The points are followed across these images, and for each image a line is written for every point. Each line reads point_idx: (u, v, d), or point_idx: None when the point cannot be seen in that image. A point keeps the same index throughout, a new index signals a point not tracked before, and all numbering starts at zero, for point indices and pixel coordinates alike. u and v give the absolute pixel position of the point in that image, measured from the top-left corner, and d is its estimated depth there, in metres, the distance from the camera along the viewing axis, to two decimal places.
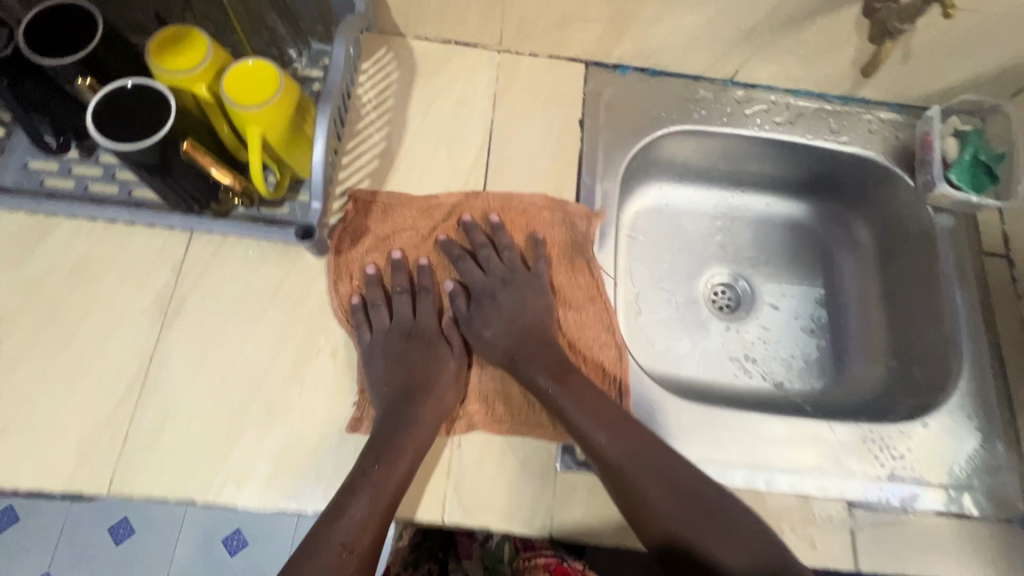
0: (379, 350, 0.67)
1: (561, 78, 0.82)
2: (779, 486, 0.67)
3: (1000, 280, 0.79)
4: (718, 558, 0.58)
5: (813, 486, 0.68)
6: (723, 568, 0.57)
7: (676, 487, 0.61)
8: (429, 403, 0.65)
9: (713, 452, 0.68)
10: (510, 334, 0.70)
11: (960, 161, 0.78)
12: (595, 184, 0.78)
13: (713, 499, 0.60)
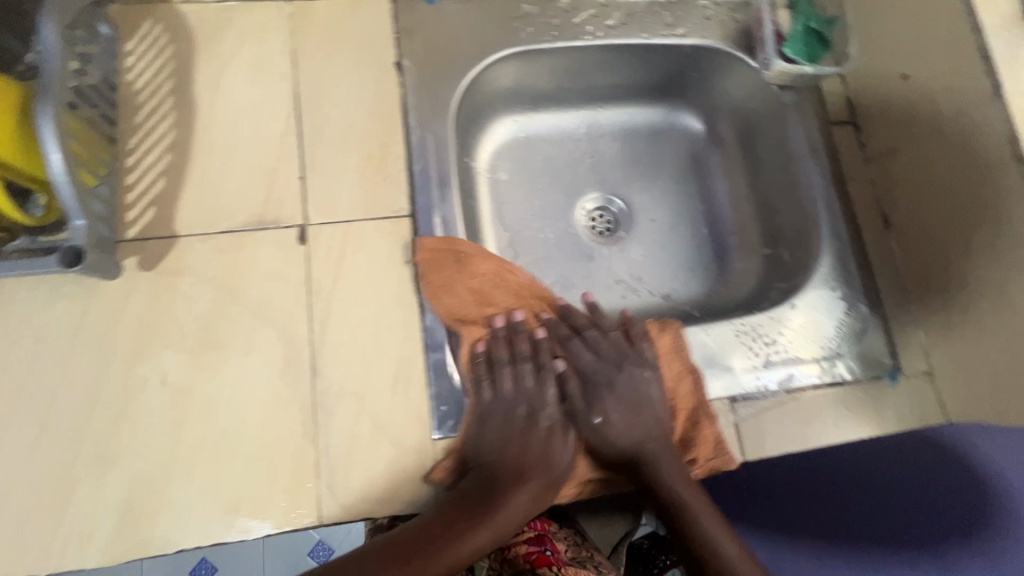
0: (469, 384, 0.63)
1: (367, 17, 0.73)
2: None
3: (848, 147, 0.79)
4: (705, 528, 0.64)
5: (703, 388, 0.68)
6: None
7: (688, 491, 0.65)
8: (538, 481, 0.63)
9: None
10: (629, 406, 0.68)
11: (794, 33, 0.75)
12: (424, 132, 0.71)
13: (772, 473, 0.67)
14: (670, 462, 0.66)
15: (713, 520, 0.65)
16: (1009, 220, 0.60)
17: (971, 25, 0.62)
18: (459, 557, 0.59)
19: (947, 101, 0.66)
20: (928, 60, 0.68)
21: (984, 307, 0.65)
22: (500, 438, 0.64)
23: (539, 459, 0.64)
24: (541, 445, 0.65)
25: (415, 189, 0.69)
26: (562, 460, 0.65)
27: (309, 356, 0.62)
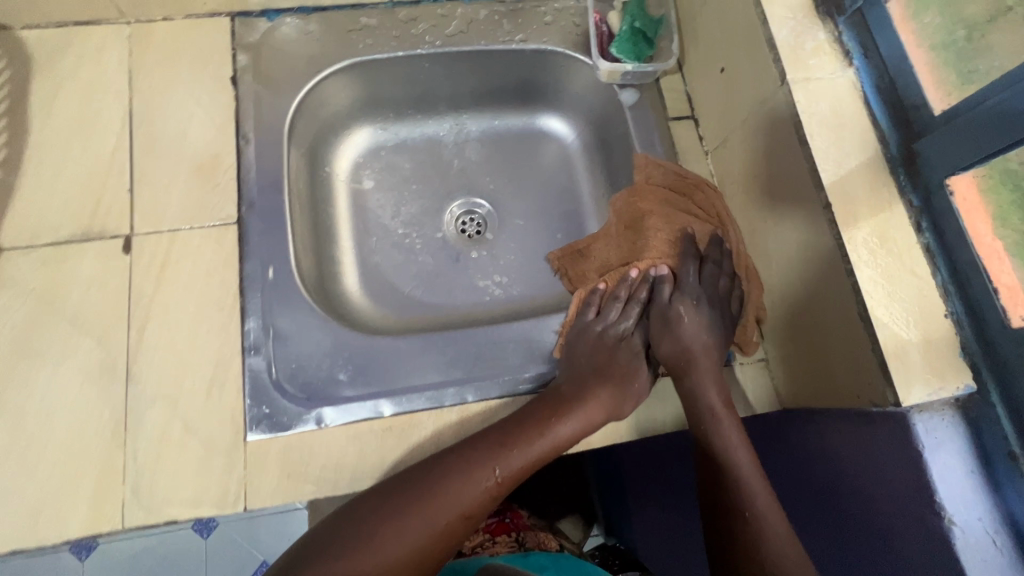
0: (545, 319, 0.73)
1: (206, 36, 0.76)
2: (485, 394, 0.67)
3: (688, 140, 0.81)
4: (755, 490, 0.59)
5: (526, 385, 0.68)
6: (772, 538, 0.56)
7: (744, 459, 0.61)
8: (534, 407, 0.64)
9: (412, 379, 0.67)
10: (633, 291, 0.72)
11: (620, 32, 0.77)
12: (256, 142, 0.73)
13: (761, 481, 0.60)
14: (703, 375, 0.66)
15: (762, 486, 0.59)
16: (805, 200, 0.62)
17: (760, 17, 0.65)
18: (469, 498, 0.57)
19: (754, 90, 0.68)
20: (736, 52, 0.70)
21: (796, 287, 0.66)
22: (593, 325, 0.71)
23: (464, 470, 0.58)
24: (629, 359, 0.70)
25: (243, 196, 0.71)
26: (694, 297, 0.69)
27: (124, 360, 0.63)
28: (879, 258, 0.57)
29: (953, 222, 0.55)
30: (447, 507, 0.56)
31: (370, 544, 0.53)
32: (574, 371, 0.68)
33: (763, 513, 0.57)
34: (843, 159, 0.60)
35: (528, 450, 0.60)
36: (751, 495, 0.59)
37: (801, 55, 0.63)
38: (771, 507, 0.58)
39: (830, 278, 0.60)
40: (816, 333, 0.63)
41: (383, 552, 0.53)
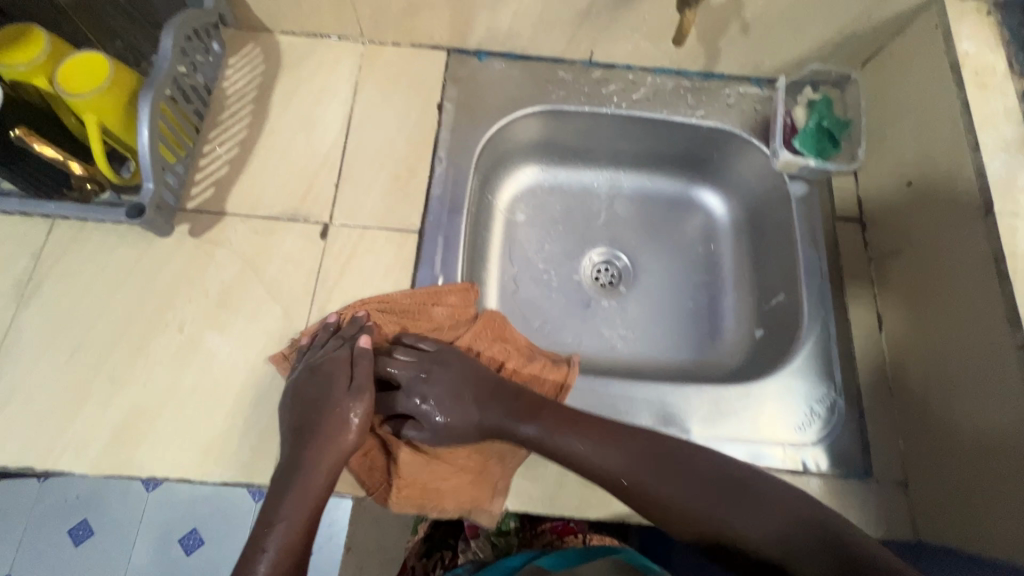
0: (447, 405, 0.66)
1: (425, 65, 0.86)
2: None
3: (851, 243, 0.80)
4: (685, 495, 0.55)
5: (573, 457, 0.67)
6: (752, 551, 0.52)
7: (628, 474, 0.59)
8: (333, 419, 0.63)
9: None
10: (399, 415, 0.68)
11: (806, 127, 0.81)
12: (447, 163, 0.81)
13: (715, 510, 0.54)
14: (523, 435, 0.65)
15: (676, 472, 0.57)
16: (992, 333, 0.60)
17: (971, 144, 0.65)
18: (339, 430, 0.63)
19: (947, 210, 0.68)
20: (931, 170, 0.70)
21: (962, 419, 0.63)
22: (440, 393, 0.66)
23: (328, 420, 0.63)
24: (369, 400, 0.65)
25: (428, 210, 0.78)
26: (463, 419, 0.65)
27: (301, 333, 0.70)
28: None
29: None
30: (327, 442, 0.62)
31: (304, 474, 0.60)
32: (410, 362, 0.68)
33: (665, 497, 0.56)
34: None
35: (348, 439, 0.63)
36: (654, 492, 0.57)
37: (1011, 189, 0.62)
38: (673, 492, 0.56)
39: (1012, 421, 0.57)
40: (990, 455, 0.60)
41: (300, 495, 0.59)
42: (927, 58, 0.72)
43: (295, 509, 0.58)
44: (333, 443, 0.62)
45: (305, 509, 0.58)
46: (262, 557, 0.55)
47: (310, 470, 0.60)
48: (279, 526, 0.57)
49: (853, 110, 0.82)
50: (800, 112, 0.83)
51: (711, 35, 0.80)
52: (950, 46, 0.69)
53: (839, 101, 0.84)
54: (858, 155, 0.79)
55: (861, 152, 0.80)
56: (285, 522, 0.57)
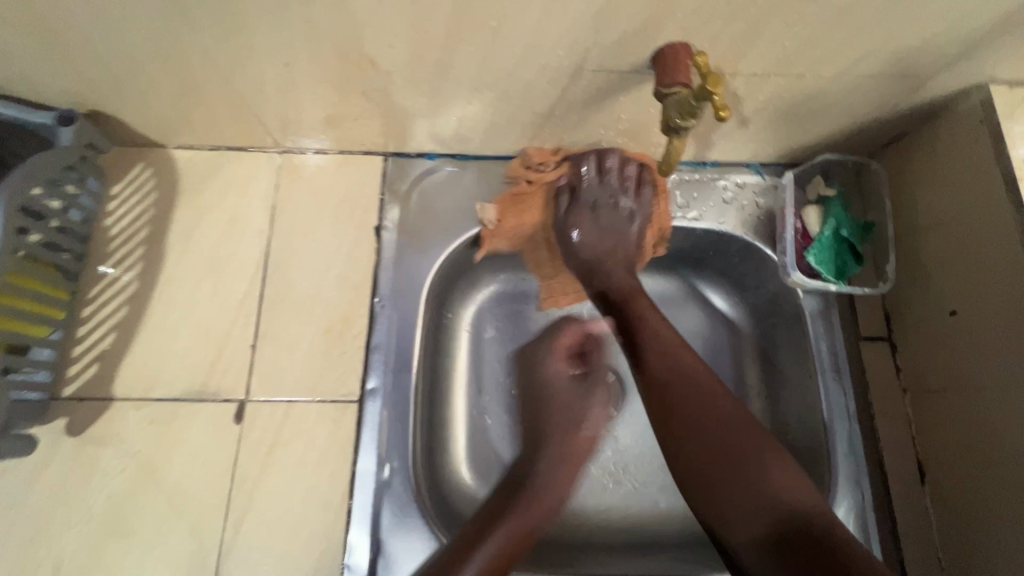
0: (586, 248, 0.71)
1: (358, 177, 0.70)
2: None
3: (879, 369, 0.67)
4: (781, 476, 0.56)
5: None
6: None
7: (716, 464, 0.58)
8: (581, 439, 0.71)
9: None
10: (589, 255, 0.72)
11: (821, 238, 0.67)
12: (389, 307, 0.66)
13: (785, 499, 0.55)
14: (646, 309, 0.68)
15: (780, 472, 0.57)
16: None
17: None
18: (578, 451, 0.71)
19: (1003, 360, 0.55)
20: (980, 304, 0.57)
21: None
22: (600, 235, 0.71)
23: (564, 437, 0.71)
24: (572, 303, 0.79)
25: (369, 371, 0.63)
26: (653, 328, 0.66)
27: (215, 558, 0.56)
28: None
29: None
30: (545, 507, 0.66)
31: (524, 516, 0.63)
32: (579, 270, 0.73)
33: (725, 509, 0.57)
34: None
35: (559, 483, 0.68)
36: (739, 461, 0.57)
37: None
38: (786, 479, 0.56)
39: None
40: None
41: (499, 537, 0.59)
42: (969, 160, 0.58)
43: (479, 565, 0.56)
44: (568, 471, 0.70)
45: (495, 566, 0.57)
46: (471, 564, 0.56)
47: (555, 502, 0.67)
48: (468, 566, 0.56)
49: (875, 211, 0.69)
50: (812, 217, 0.69)
51: (702, 130, 0.66)
52: (1002, 151, 0.55)
53: (857, 197, 0.71)
54: (886, 273, 0.67)
55: (890, 268, 0.66)
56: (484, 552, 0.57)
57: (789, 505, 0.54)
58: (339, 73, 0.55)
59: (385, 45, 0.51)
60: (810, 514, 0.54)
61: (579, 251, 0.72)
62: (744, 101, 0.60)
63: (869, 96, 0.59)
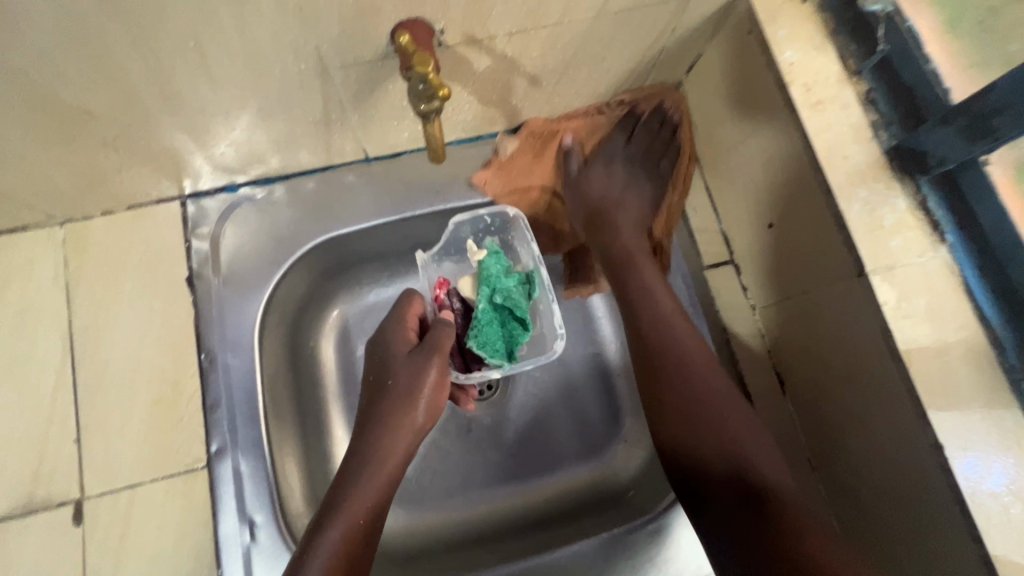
0: (576, 197, 0.74)
1: (157, 230, 0.65)
2: None
3: (727, 291, 0.69)
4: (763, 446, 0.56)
5: None
6: (811, 523, 0.50)
7: (712, 425, 0.58)
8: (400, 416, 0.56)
9: None
10: (586, 201, 0.73)
11: (475, 329, 0.62)
12: (221, 360, 0.61)
13: (759, 466, 0.55)
14: (646, 268, 0.67)
15: (763, 452, 0.55)
16: (901, 420, 0.50)
17: (822, 186, 0.52)
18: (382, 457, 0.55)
19: (815, 261, 0.56)
20: (789, 212, 0.58)
21: (890, 508, 0.54)
22: (603, 180, 0.74)
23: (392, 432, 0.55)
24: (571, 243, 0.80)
25: (212, 433, 0.59)
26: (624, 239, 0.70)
27: None
28: (1000, 511, 0.45)
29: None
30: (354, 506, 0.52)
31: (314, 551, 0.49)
32: (606, 194, 0.73)
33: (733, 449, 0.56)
34: (944, 370, 0.48)
35: (396, 447, 0.55)
36: (700, 393, 0.59)
37: (880, 236, 0.50)
38: (777, 468, 0.55)
39: (944, 528, 0.48)
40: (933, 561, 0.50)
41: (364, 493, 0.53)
42: (749, 72, 0.58)
43: None
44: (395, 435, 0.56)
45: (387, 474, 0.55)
46: None
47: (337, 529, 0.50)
48: None
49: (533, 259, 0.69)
50: (467, 293, 0.65)
51: (498, 97, 0.63)
52: (771, 59, 0.55)
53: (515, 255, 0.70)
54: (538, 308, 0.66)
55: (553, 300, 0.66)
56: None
57: (758, 474, 0.54)
58: (59, 131, 0.49)
59: (88, 93, 0.45)
60: (790, 491, 0.53)
61: (585, 193, 0.74)
62: (520, 62, 0.58)
63: (643, 30, 0.58)
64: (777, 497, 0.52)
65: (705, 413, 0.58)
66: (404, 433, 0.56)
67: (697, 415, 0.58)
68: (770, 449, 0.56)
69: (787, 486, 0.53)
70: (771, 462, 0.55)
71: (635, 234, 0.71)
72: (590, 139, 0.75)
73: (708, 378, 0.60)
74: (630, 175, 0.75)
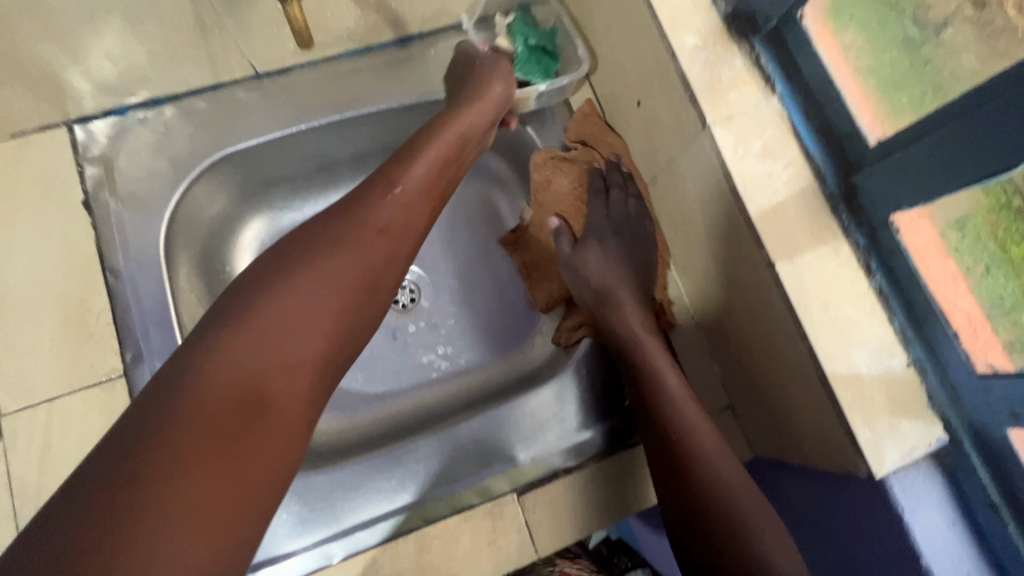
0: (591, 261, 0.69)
1: (43, 156, 0.64)
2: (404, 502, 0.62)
3: (615, 175, 0.74)
4: (731, 483, 0.54)
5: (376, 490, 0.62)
6: (773, 549, 0.49)
7: (681, 440, 0.57)
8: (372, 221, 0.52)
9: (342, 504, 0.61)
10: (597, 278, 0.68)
11: (518, 54, 0.74)
12: (127, 275, 0.63)
13: (733, 484, 0.54)
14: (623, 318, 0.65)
15: (736, 478, 0.54)
16: (746, 254, 0.57)
17: (669, 50, 0.58)
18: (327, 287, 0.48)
19: (674, 126, 0.62)
20: (650, 86, 0.63)
21: (750, 339, 0.61)
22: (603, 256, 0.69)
23: (357, 241, 0.51)
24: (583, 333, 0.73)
25: (125, 343, 0.61)
26: (613, 291, 0.67)
27: None
28: (824, 314, 0.52)
29: (922, 295, 0.50)
30: (323, 302, 0.48)
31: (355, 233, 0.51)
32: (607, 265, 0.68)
33: (721, 487, 0.54)
34: (776, 201, 0.55)
35: (365, 246, 0.51)
36: (674, 423, 0.58)
37: (719, 91, 0.56)
38: (755, 505, 0.52)
39: (784, 340, 0.55)
40: (781, 376, 0.57)
41: (323, 294, 0.48)
42: None
43: (213, 383, 0.42)
44: (374, 239, 0.52)
45: (372, 265, 0.51)
46: (185, 409, 0.40)
47: (309, 333, 0.47)
48: (178, 399, 0.41)
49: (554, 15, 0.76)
50: (503, 42, 0.74)
51: None
52: None
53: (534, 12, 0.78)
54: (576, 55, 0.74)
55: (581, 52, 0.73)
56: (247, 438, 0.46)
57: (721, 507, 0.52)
58: None
59: None
60: (757, 532, 0.51)
61: (588, 280, 0.68)
62: None
63: None
64: (748, 542, 0.50)
65: (688, 458, 0.56)
66: (371, 247, 0.52)
67: (676, 442, 0.57)
68: (752, 494, 0.53)
69: (757, 520, 0.52)
70: (754, 498, 0.53)
71: (632, 300, 0.67)
72: (566, 206, 0.75)
73: (693, 410, 0.59)
74: (624, 252, 0.69)
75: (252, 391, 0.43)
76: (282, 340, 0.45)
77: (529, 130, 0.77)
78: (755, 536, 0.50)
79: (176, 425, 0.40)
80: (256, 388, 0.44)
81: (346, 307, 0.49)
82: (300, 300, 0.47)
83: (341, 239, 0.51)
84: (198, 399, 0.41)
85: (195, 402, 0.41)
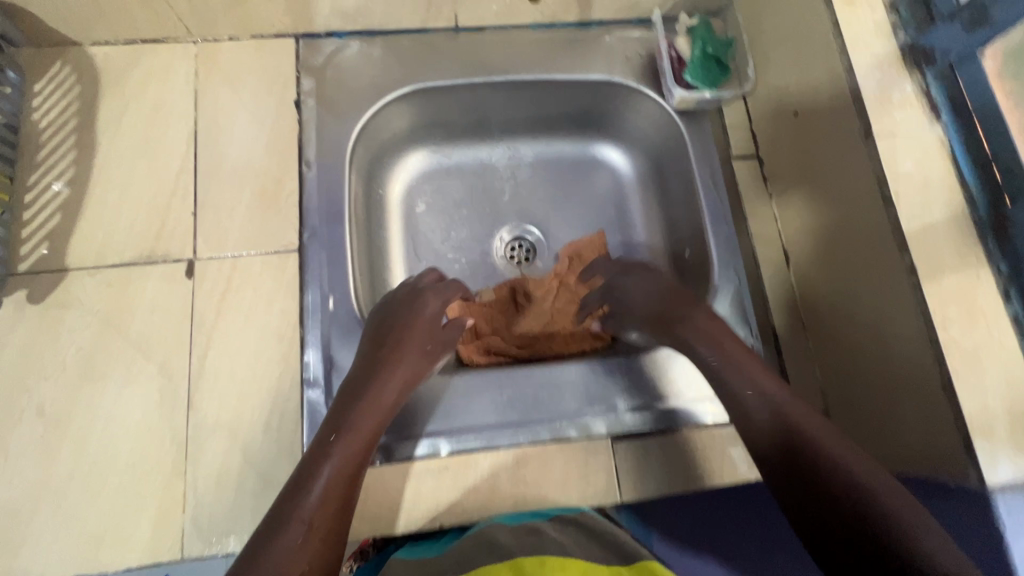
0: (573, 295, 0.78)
1: (273, 58, 0.76)
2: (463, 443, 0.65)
3: (750, 182, 0.81)
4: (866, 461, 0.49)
5: (498, 428, 0.66)
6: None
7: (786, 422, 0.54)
8: (410, 340, 0.64)
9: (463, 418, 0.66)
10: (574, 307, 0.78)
11: (693, 58, 0.78)
12: (317, 167, 0.72)
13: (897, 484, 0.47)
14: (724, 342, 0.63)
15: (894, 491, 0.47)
16: (884, 263, 0.61)
17: (845, 65, 0.64)
18: (374, 400, 0.59)
19: (834, 133, 0.67)
20: (811, 99, 0.70)
21: (867, 346, 0.64)
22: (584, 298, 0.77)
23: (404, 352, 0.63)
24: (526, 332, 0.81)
25: (304, 223, 0.70)
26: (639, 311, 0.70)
27: (186, 385, 0.63)
28: (958, 328, 0.55)
29: None
30: (369, 401, 0.59)
31: (357, 418, 0.57)
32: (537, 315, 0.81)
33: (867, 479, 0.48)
34: (926, 216, 0.58)
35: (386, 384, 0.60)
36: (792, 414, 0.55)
37: (886, 108, 0.61)
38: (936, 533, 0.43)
39: (909, 347, 0.59)
40: (896, 381, 0.61)
41: (379, 403, 0.59)
42: None
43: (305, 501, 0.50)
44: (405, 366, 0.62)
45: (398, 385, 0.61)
46: (318, 481, 0.51)
47: (356, 424, 0.57)
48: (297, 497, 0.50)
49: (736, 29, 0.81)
50: (683, 46, 0.80)
51: None
52: None
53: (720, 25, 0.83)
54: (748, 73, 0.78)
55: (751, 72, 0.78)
56: (332, 466, 0.53)
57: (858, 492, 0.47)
58: None
59: None
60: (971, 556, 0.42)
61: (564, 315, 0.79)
62: None
63: None
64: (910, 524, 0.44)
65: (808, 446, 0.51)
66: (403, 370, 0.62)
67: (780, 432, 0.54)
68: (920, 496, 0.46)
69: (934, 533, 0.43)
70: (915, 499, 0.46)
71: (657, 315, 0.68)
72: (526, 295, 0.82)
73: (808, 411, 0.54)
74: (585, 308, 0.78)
75: (344, 468, 0.53)
76: (340, 462, 0.54)
77: (683, 125, 0.81)
78: (849, 477, 0.48)
79: (305, 505, 0.49)
80: (333, 494, 0.51)
81: (372, 421, 0.58)
82: (346, 435, 0.56)
83: (374, 371, 0.61)
84: (323, 495, 0.51)
85: (293, 484, 0.51)
